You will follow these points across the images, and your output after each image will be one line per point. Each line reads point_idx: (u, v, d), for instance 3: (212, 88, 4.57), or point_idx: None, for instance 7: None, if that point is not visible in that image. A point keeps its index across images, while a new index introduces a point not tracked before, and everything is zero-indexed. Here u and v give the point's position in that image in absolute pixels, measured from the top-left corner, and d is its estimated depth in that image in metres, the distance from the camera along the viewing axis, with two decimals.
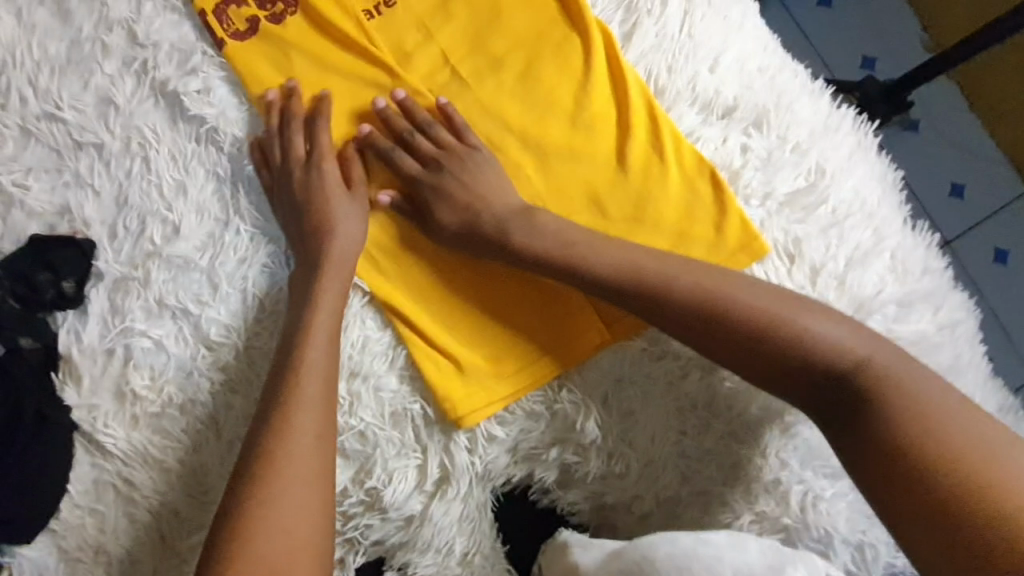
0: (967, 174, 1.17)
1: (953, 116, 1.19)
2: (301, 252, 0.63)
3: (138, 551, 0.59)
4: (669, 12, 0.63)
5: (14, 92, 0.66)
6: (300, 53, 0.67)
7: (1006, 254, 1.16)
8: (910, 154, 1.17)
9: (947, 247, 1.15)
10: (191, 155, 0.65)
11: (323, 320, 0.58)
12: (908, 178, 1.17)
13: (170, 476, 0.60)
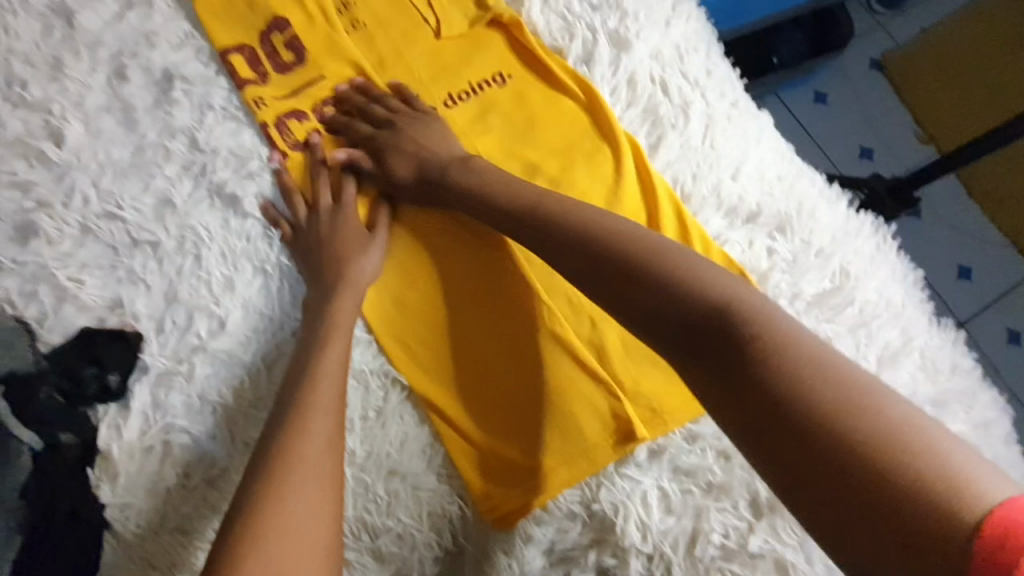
0: (972, 257, 1.21)
1: (953, 202, 1.25)
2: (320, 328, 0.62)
3: None
4: (692, 125, 0.68)
5: (77, 192, 0.70)
6: (349, 160, 0.73)
7: (1018, 335, 1.18)
8: (917, 238, 1.22)
9: (961, 327, 1.17)
10: (241, 252, 0.69)
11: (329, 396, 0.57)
12: (916, 261, 1.21)
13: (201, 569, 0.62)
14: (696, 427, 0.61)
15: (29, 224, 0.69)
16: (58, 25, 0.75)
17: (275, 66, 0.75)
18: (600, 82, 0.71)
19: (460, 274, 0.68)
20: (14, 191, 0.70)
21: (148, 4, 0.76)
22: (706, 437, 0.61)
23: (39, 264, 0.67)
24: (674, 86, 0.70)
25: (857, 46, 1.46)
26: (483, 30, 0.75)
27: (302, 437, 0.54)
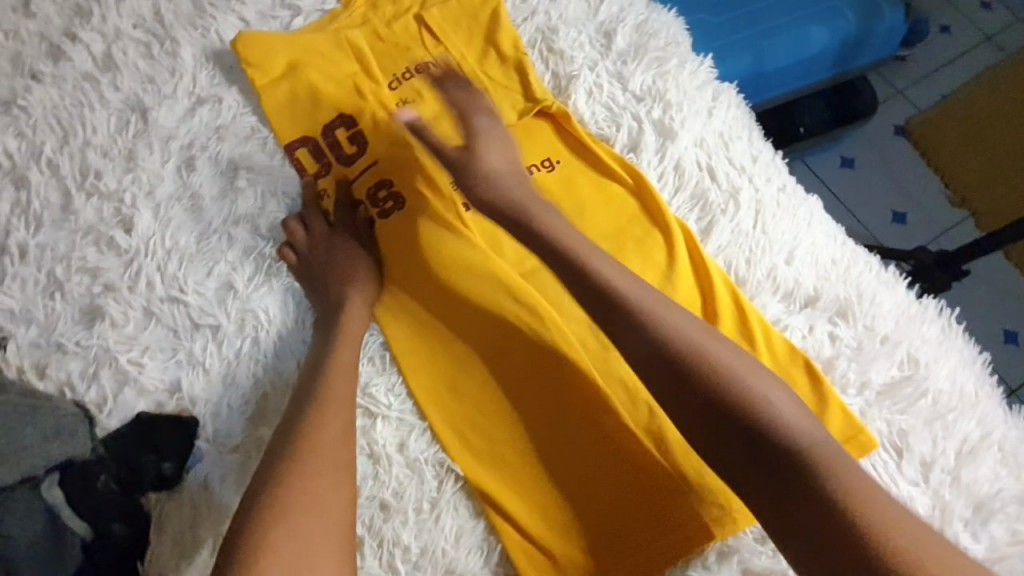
0: (1020, 322, 1.18)
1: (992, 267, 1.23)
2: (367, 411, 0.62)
3: None
4: (741, 212, 0.69)
5: (143, 277, 0.72)
6: (387, 234, 0.75)
7: None
8: (960, 302, 1.19)
9: (1016, 395, 1.13)
10: (299, 336, 0.71)
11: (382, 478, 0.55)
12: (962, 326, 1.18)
13: None
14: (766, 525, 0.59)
15: (97, 308, 0.71)
16: (134, 120, 0.81)
17: (337, 155, 0.79)
18: (647, 168, 0.73)
19: (508, 354, 0.67)
20: (85, 276, 0.73)
21: (218, 100, 0.81)
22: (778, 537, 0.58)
23: (102, 348, 0.69)
24: (721, 172, 0.71)
25: (881, 115, 1.49)
26: (532, 119, 0.78)
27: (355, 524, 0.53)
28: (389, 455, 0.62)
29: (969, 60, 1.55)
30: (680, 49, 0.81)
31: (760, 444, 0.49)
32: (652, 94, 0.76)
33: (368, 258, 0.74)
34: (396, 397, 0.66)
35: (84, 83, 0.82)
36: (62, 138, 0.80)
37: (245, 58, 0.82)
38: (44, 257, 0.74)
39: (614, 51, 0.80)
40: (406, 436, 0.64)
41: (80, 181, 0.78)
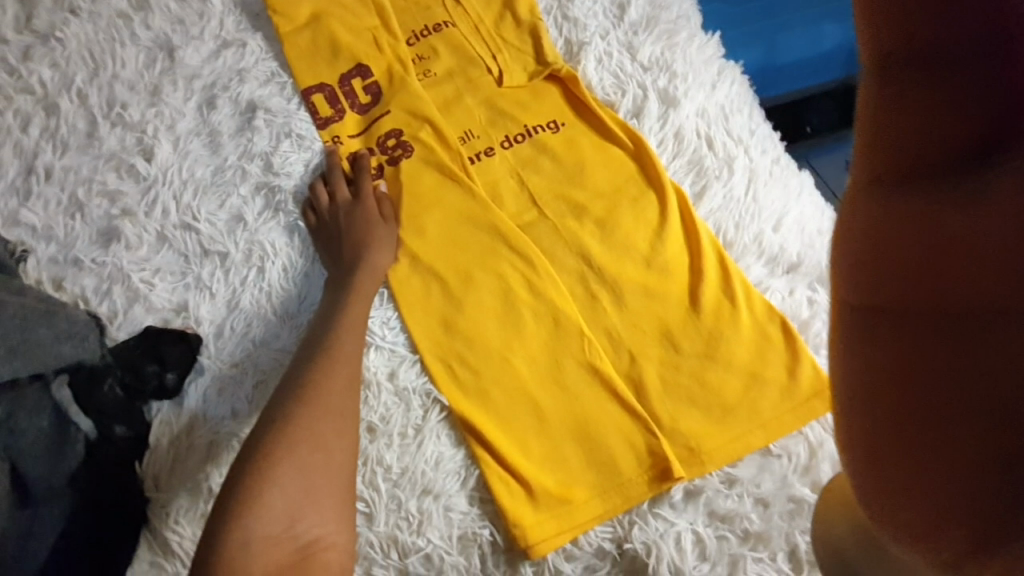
0: None
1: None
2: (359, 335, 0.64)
3: None
4: (735, 178, 0.72)
5: (159, 204, 0.76)
6: (392, 181, 0.78)
7: None
8: None
9: None
10: (301, 269, 0.74)
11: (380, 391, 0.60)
12: None
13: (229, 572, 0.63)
14: (734, 470, 0.61)
15: (114, 230, 0.75)
16: (162, 58, 0.84)
17: (352, 105, 0.83)
18: (648, 133, 0.76)
19: (501, 298, 0.70)
20: (104, 199, 0.77)
21: (242, 45, 0.85)
22: (744, 481, 0.61)
23: (116, 266, 0.73)
24: (718, 142, 0.74)
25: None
26: (541, 82, 0.81)
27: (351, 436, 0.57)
28: (379, 381, 0.65)
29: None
30: (690, 24, 0.83)
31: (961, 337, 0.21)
32: (658, 65, 0.79)
33: (366, 197, 0.75)
34: (391, 330, 0.69)
35: (116, 20, 0.86)
36: (93, 70, 0.84)
37: (272, 6, 0.85)
38: (68, 179, 0.78)
39: (626, 22, 0.82)
40: (397, 366, 0.67)
41: (106, 111, 0.82)
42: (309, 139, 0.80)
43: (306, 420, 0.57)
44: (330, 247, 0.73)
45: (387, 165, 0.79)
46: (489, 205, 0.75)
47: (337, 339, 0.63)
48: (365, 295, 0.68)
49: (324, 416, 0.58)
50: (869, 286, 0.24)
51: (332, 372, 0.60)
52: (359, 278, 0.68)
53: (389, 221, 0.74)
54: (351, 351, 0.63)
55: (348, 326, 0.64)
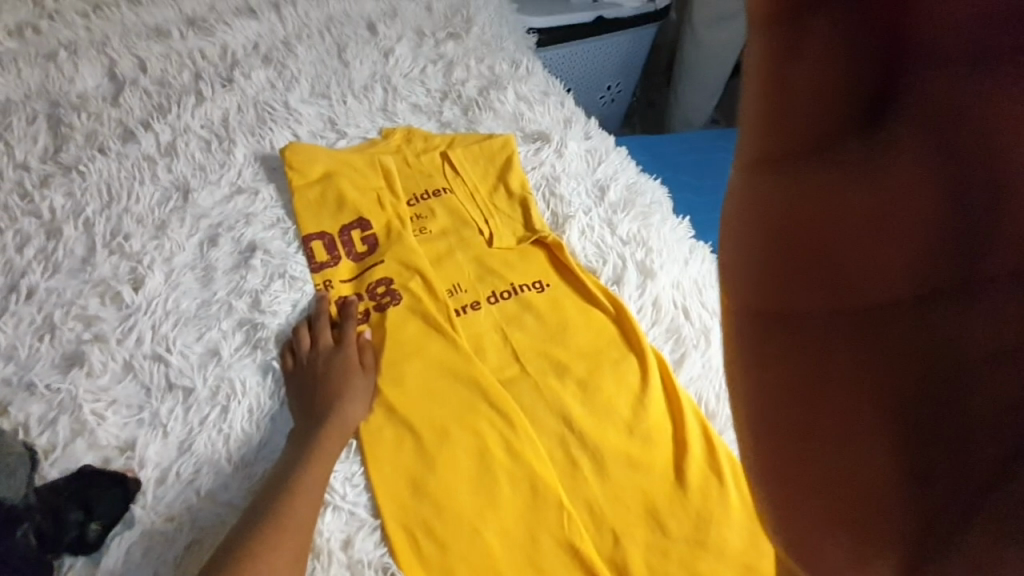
0: None
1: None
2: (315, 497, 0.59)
3: None
4: (711, 348, 0.75)
5: (134, 332, 0.74)
6: (376, 327, 0.79)
7: None
8: None
9: None
10: (268, 411, 0.71)
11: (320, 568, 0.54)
12: None
13: None
14: None
15: (79, 354, 0.72)
16: (176, 197, 0.90)
17: (349, 253, 0.87)
18: (627, 300, 0.80)
19: (478, 460, 0.66)
20: (79, 323, 0.75)
21: (255, 192, 0.91)
22: None
23: (70, 394, 0.68)
24: (694, 312, 0.78)
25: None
26: (528, 246, 0.87)
27: None
28: (332, 550, 0.59)
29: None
30: (663, 208, 0.93)
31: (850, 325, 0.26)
32: (636, 240, 0.87)
33: (348, 343, 0.75)
34: (353, 488, 0.63)
35: (142, 162, 0.94)
36: (106, 202, 0.88)
37: (289, 163, 0.94)
38: (48, 300, 0.77)
39: (606, 202, 0.92)
40: (354, 532, 0.60)
41: (108, 239, 0.84)
42: (302, 281, 0.83)
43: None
44: (301, 390, 0.71)
45: (375, 312, 0.81)
46: (471, 358, 0.75)
47: (293, 499, 0.58)
48: (330, 447, 0.64)
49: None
50: (760, 302, 0.27)
51: (279, 543, 0.55)
52: (327, 428, 0.65)
53: (370, 369, 0.73)
54: (304, 516, 0.57)
55: (304, 486, 0.59)
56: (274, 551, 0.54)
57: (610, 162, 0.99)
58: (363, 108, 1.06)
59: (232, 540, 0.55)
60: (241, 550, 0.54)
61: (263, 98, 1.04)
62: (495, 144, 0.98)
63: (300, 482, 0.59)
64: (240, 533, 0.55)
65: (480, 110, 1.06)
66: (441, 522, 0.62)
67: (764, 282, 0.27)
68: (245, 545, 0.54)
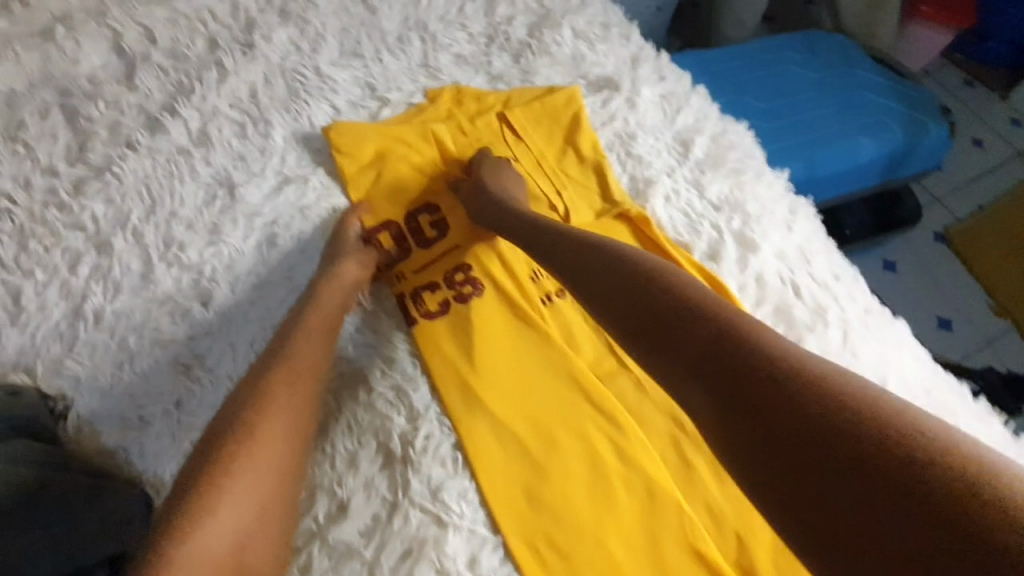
0: None
1: None
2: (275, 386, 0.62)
3: None
4: (829, 330, 0.67)
5: (216, 353, 0.72)
6: (455, 324, 0.74)
7: None
8: None
9: None
10: (367, 428, 0.66)
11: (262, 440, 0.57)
12: None
13: None
14: None
15: (167, 383, 0.70)
16: (221, 195, 0.83)
17: (417, 242, 0.82)
18: (728, 276, 0.73)
19: (590, 466, 0.65)
20: (156, 346, 0.72)
21: (304, 181, 0.84)
22: None
23: (170, 427, 0.68)
24: (805, 289, 0.71)
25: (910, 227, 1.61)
26: (610, 220, 0.79)
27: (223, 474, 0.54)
28: (460, 571, 0.59)
29: (977, 185, 1.70)
30: (756, 162, 0.83)
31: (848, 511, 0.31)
32: (730, 205, 0.78)
33: (433, 335, 0.73)
34: (469, 505, 0.63)
35: (176, 156, 0.86)
36: (150, 207, 0.83)
37: (336, 146, 0.85)
38: (119, 324, 0.74)
39: (691, 160, 0.82)
40: (477, 550, 0.60)
41: (163, 250, 0.79)
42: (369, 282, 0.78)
43: (234, 514, 0.52)
44: (316, 347, 0.67)
45: (455, 302, 0.76)
46: (574, 356, 0.72)
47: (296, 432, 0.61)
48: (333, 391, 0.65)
49: (255, 511, 0.54)
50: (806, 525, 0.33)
51: (273, 469, 0.57)
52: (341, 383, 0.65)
53: (462, 375, 0.70)
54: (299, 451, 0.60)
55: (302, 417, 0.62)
56: (272, 468, 0.57)
57: (690, 108, 0.87)
58: (402, 66, 0.94)
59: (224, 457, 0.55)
60: (238, 462, 0.55)
61: (290, 65, 0.93)
62: (558, 100, 0.87)
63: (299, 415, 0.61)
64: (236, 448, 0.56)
65: (535, 56, 0.93)
66: (561, 534, 0.61)
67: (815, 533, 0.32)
68: (238, 461, 0.55)
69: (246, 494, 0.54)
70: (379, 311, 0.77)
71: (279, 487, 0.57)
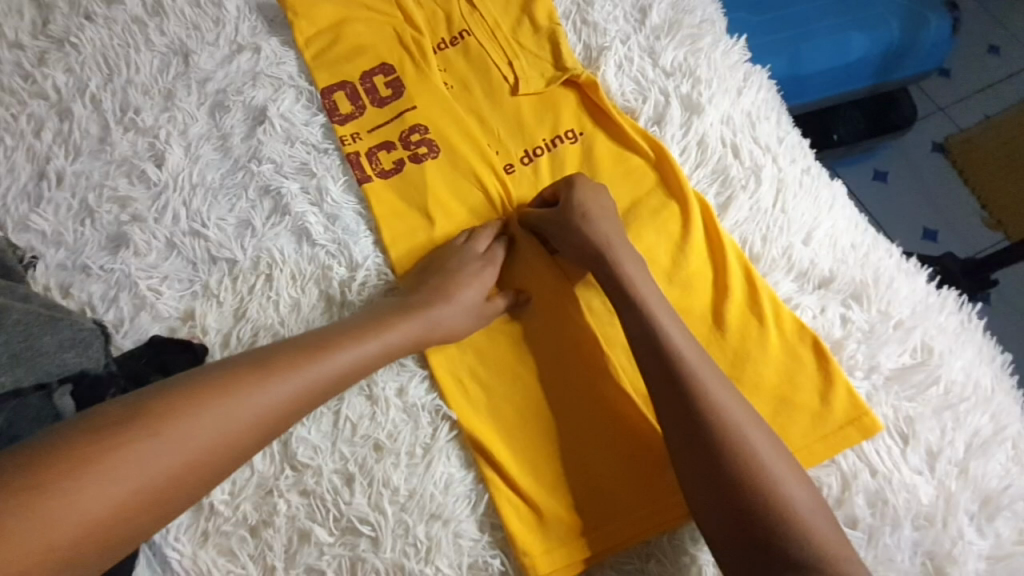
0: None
1: None
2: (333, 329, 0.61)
3: None
4: (762, 188, 0.68)
5: (169, 210, 0.75)
6: (404, 181, 0.77)
7: None
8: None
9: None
10: (310, 276, 0.71)
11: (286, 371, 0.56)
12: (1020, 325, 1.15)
13: None
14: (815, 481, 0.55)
15: (123, 236, 0.74)
16: (176, 62, 0.84)
17: (372, 100, 0.81)
18: (670, 141, 0.73)
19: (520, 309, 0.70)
20: (115, 204, 0.76)
21: (257, 49, 0.83)
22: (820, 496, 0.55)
23: (124, 273, 0.72)
24: (745, 150, 0.70)
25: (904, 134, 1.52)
26: (559, 88, 0.78)
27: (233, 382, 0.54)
28: (387, 397, 0.63)
29: (994, 91, 1.57)
30: (714, 29, 0.80)
31: (709, 448, 0.52)
32: (681, 71, 0.76)
33: (383, 189, 0.76)
34: None
35: (132, 26, 0.86)
36: (108, 76, 0.83)
37: (293, 10, 0.84)
38: (79, 184, 0.77)
39: (647, 26, 0.80)
40: (405, 381, 0.64)
41: (120, 116, 0.81)
42: (311, 124, 0.79)
43: (134, 476, 0.47)
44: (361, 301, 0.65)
45: (409, 161, 0.78)
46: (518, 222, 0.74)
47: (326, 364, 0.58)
48: (344, 373, 0.59)
49: (163, 480, 0.48)
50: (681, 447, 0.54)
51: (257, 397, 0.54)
52: (343, 344, 0.59)
53: (407, 234, 0.74)
54: (259, 427, 0.53)
55: (281, 394, 0.55)
56: (208, 441, 0.50)
57: None
58: None
59: (162, 411, 0.50)
60: (171, 420, 0.50)
61: None
62: None
63: (279, 387, 0.55)
64: (180, 403, 0.51)
65: None
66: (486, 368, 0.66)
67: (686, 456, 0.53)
68: (174, 424, 0.50)
69: (157, 462, 0.48)
70: (327, 166, 0.77)
71: (203, 468, 0.50)
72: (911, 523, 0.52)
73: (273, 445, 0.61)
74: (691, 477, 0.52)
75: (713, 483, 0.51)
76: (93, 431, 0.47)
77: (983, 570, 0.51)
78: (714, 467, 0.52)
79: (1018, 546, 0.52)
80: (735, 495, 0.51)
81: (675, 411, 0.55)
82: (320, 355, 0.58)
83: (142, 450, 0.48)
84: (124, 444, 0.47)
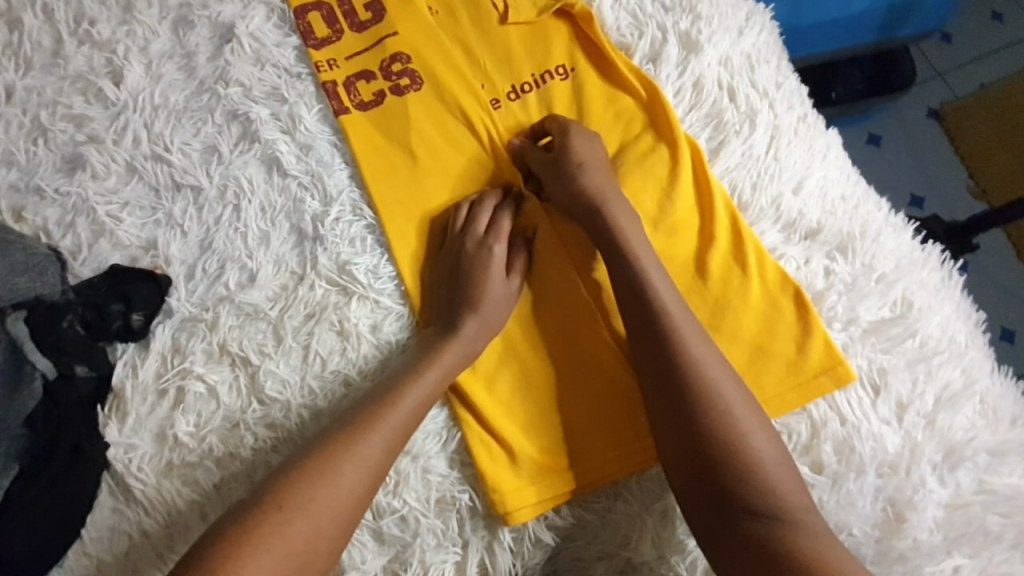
0: None
1: None
2: (407, 364, 0.60)
3: (124, 554, 0.57)
4: (756, 134, 0.66)
5: (129, 131, 0.70)
6: (383, 112, 0.72)
7: None
8: (1012, 274, 1.17)
9: None
10: (281, 209, 0.67)
11: (380, 431, 0.55)
12: (998, 294, 1.16)
13: (172, 512, 0.57)
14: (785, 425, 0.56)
15: (80, 157, 0.69)
16: None
17: (351, 24, 0.76)
18: (665, 81, 0.69)
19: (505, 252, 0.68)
20: (69, 124, 0.70)
21: None
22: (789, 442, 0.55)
23: (81, 198, 0.67)
24: (741, 93, 0.67)
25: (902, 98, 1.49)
26: (552, 19, 0.74)
27: (330, 442, 0.54)
28: (360, 334, 0.63)
29: (996, 58, 1.54)
30: None
31: (682, 408, 0.54)
32: (682, 6, 0.72)
33: (360, 119, 0.72)
34: (377, 279, 0.65)
35: None
36: None
37: None
38: (30, 100, 0.71)
39: None
40: (380, 320, 0.64)
41: (74, 27, 0.74)
42: (284, 46, 0.74)
43: (278, 560, 0.48)
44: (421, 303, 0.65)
45: (390, 92, 0.73)
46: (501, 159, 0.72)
47: (399, 402, 0.57)
48: (416, 410, 0.57)
49: (304, 555, 0.49)
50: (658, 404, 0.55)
51: (353, 463, 0.53)
52: (413, 383, 0.58)
53: (384, 167, 0.70)
54: (369, 487, 0.54)
55: (376, 451, 0.54)
56: (327, 517, 0.51)
57: None
58: None
59: (286, 495, 0.51)
60: (293, 500, 0.51)
61: None
62: None
63: (371, 447, 0.54)
64: (293, 481, 0.52)
65: None
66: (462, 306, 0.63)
67: (665, 417, 0.54)
68: (308, 502, 0.51)
69: (290, 538, 0.49)
70: (302, 93, 0.72)
71: (327, 537, 0.51)
72: (876, 470, 0.53)
73: (240, 379, 0.61)
74: (668, 437, 0.54)
75: (692, 447, 0.53)
76: (230, 524, 0.49)
77: (940, 517, 0.52)
78: (690, 431, 0.53)
79: (976, 495, 0.53)
80: (707, 456, 0.52)
81: (654, 369, 0.56)
82: (394, 403, 0.56)
83: (273, 534, 0.49)
84: (263, 528, 0.49)
